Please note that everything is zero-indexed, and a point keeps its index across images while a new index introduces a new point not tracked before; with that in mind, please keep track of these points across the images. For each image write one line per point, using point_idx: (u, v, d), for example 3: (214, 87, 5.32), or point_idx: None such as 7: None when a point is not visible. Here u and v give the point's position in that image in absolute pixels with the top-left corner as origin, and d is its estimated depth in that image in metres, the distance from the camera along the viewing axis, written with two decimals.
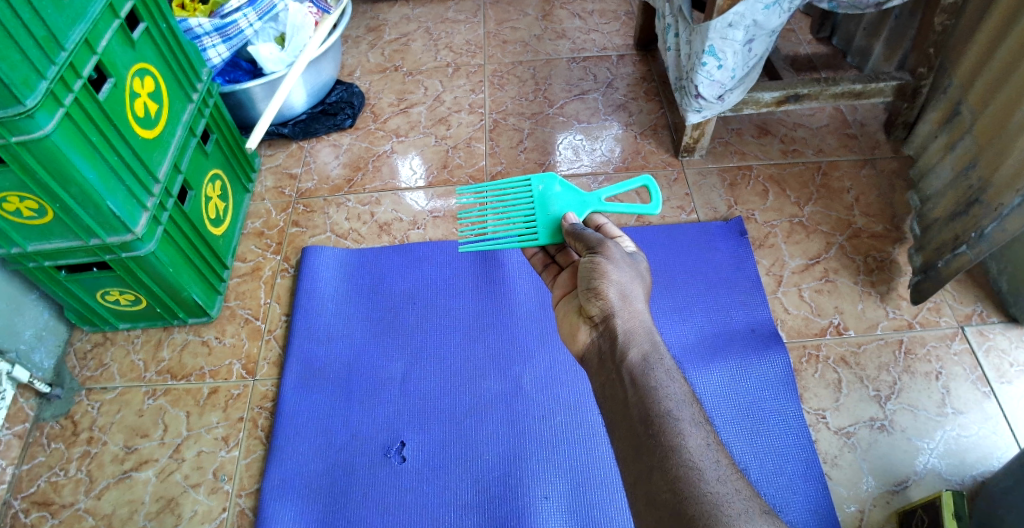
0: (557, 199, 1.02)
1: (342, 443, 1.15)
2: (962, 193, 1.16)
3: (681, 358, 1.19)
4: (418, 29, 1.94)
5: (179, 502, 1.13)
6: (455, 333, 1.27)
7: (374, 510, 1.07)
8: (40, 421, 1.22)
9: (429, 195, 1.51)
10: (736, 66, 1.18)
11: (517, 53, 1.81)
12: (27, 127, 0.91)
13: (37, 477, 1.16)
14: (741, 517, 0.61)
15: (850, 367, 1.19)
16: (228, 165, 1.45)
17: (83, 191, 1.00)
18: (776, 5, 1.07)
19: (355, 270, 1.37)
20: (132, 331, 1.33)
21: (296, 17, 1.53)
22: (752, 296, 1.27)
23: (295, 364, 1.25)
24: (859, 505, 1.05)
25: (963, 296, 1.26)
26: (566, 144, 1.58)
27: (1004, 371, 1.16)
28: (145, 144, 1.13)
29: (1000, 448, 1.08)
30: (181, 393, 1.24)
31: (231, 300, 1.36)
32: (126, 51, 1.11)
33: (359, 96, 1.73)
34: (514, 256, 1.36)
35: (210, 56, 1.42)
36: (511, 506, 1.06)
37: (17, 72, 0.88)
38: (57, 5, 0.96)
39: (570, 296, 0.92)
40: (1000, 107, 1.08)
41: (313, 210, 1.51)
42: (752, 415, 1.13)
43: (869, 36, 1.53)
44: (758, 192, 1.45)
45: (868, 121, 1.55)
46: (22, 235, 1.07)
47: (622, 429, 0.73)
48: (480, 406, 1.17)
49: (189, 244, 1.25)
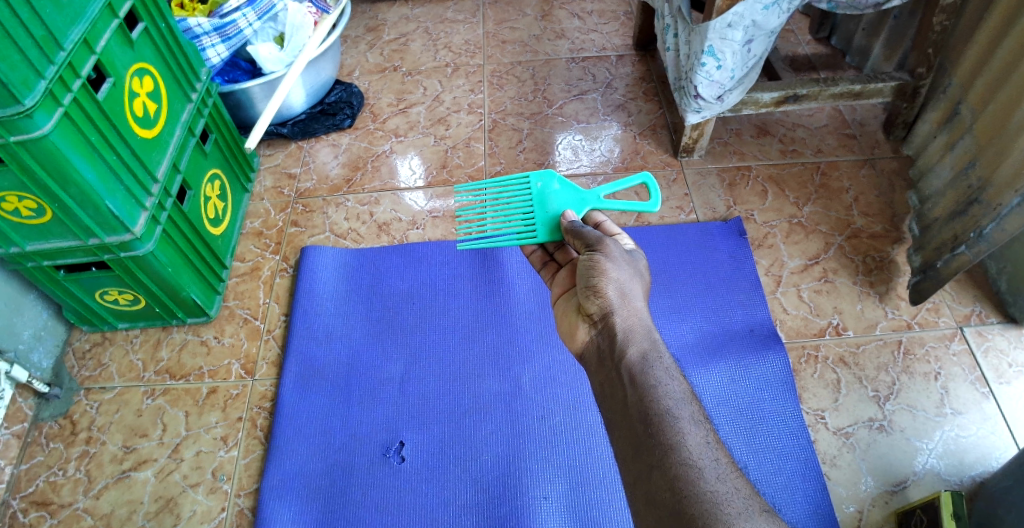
0: (556, 196, 1.02)
1: (341, 444, 1.15)
2: (962, 193, 1.16)
3: (680, 358, 1.19)
4: (417, 29, 1.94)
5: (178, 502, 1.13)
6: (454, 333, 1.27)
7: (373, 511, 1.07)
8: (39, 421, 1.22)
9: (428, 195, 1.51)
10: (736, 66, 1.18)
11: (516, 53, 1.81)
12: (25, 126, 0.91)
13: (36, 477, 1.16)
14: (741, 516, 0.61)
15: (849, 368, 1.19)
16: (227, 165, 1.45)
17: (82, 191, 1.00)
18: (775, 6, 1.07)
19: (354, 271, 1.37)
20: (131, 331, 1.33)
21: (296, 17, 1.53)
22: (751, 296, 1.27)
23: (294, 364, 1.24)
24: (858, 506, 1.05)
25: (962, 296, 1.26)
26: (565, 144, 1.58)
27: (1003, 371, 1.16)
28: (144, 144, 1.13)
29: (999, 449, 1.08)
30: (180, 393, 1.24)
31: (229, 299, 1.36)
32: (126, 51, 1.11)
33: (358, 96, 1.72)
34: (513, 256, 1.36)
35: (209, 55, 1.42)
36: (510, 506, 1.06)
37: (15, 72, 0.88)
38: (56, 5, 0.96)
39: (569, 294, 0.93)
40: (1000, 107, 1.07)
41: (312, 210, 1.51)
42: (751, 415, 1.13)
43: (867, 36, 1.53)
44: (757, 193, 1.45)
45: (867, 121, 1.55)
46: (21, 235, 1.07)
47: (622, 428, 0.73)
48: (478, 406, 1.17)
49: (188, 244, 1.25)
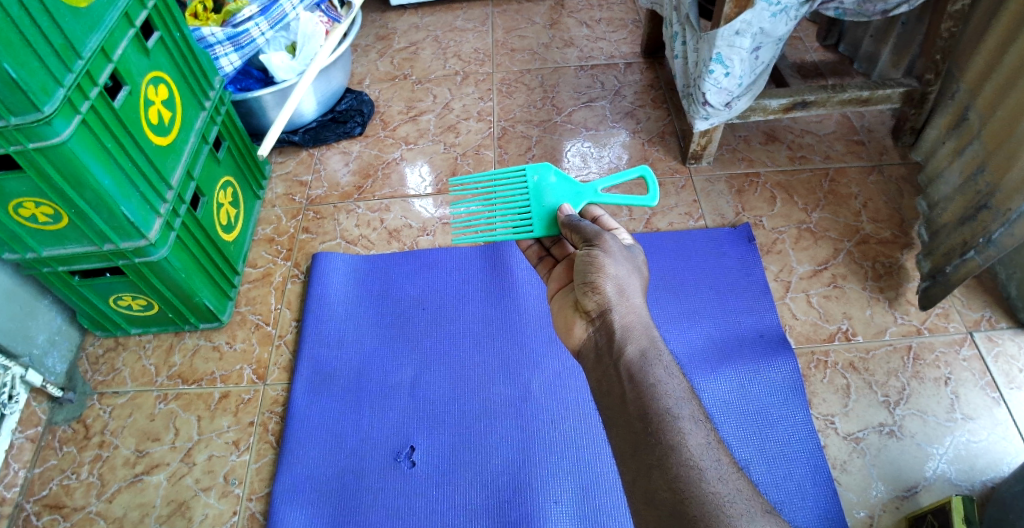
0: (552, 190, 1.03)
1: (352, 447, 1.16)
2: (971, 198, 1.16)
3: (690, 361, 1.20)
4: (426, 37, 1.96)
5: (189, 506, 1.13)
6: (465, 338, 1.27)
7: (384, 515, 1.08)
8: (52, 425, 1.24)
9: (438, 202, 1.52)
10: (744, 74, 1.19)
11: (525, 61, 1.83)
12: (44, 133, 0.92)
13: (49, 481, 1.17)
14: (743, 517, 0.61)
15: (858, 373, 1.19)
16: (239, 171, 1.47)
17: (98, 195, 1.02)
18: (782, 13, 1.08)
19: (365, 276, 1.38)
20: (144, 336, 1.34)
21: (307, 26, 1.54)
22: (759, 301, 1.27)
23: (306, 368, 1.26)
24: (869, 511, 1.05)
25: (971, 302, 1.26)
26: (574, 151, 1.59)
27: (1014, 377, 1.16)
28: (158, 150, 1.15)
29: (1011, 454, 1.08)
30: (192, 398, 1.25)
31: (242, 305, 1.38)
32: (141, 59, 1.13)
33: (369, 104, 1.75)
34: (523, 261, 1.37)
35: (222, 64, 1.45)
36: (521, 511, 1.07)
37: (35, 78, 0.90)
38: (76, 14, 0.97)
39: (566, 289, 0.94)
40: (1008, 112, 1.08)
41: (324, 216, 1.52)
42: (759, 420, 1.13)
43: (876, 42, 1.54)
44: (766, 199, 1.45)
45: (875, 127, 1.56)
46: (37, 239, 1.09)
47: (620, 426, 0.73)
48: (489, 411, 1.18)
49: (201, 251, 1.26)
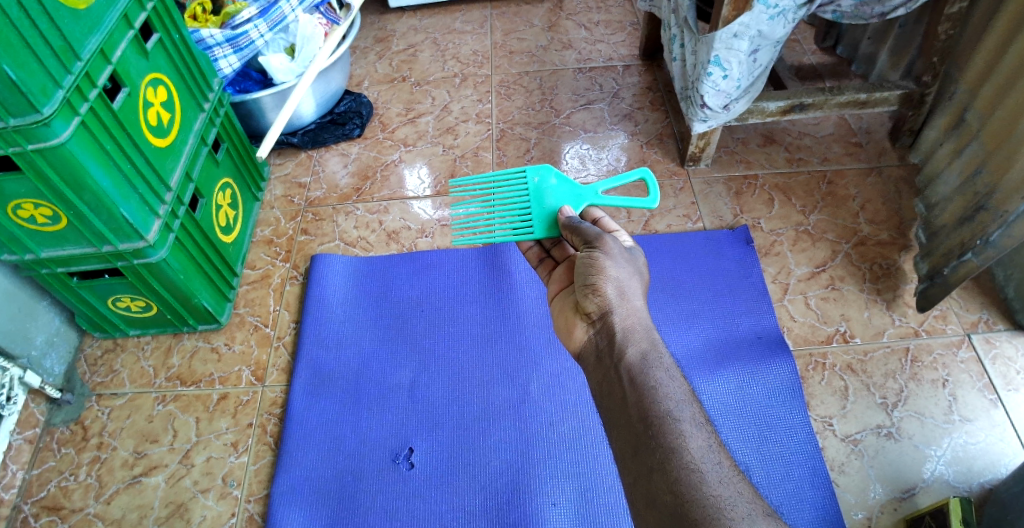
0: (552, 192, 1.03)
1: (351, 449, 1.16)
2: (970, 199, 1.16)
3: (688, 363, 1.20)
4: (425, 39, 1.96)
5: (188, 507, 1.13)
6: (464, 339, 1.28)
7: (382, 516, 1.08)
8: (51, 426, 1.23)
9: (437, 203, 1.52)
10: (742, 76, 1.19)
11: (524, 63, 1.83)
12: (44, 134, 0.93)
13: (47, 482, 1.17)
14: (744, 520, 0.61)
15: (856, 374, 1.19)
16: (238, 173, 1.47)
17: (96, 197, 1.02)
18: (780, 16, 1.08)
19: (364, 277, 1.38)
20: (142, 337, 1.34)
21: (307, 28, 1.54)
22: (757, 303, 1.28)
23: (305, 369, 1.26)
24: (867, 512, 1.05)
25: (969, 304, 1.26)
26: (573, 153, 1.59)
27: (1011, 378, 1.16)
28: (157, 152, 1.15)
29: (1008, 456, 1.08)
30: (191, 399, 1.25)
31: (241, 306, 1.38)
32: (140, 61, 1.13)
33: (367, 105, 1.75)
34: (521, 263, 1.37)
35: (221, 66, 1.45)
36: (519, 512, 1.07)
37: (34, 80, 0.90)
38: (75, 15, 0.97)
39: (566, 291, 0.94)
40: (1007, 112, 1.08)
41: (322, 218, 1.52)
42: (758, 421, 1.13)
43: (874, 44, 1.55)
44: (764, 201, 1.46)
45: (873, 129, 1.56)
46: (37, 241, 1.09)
47: (621, 429, 0.73)
48: (487, 412, 1.18)
49: (200, 252, 1.26)
